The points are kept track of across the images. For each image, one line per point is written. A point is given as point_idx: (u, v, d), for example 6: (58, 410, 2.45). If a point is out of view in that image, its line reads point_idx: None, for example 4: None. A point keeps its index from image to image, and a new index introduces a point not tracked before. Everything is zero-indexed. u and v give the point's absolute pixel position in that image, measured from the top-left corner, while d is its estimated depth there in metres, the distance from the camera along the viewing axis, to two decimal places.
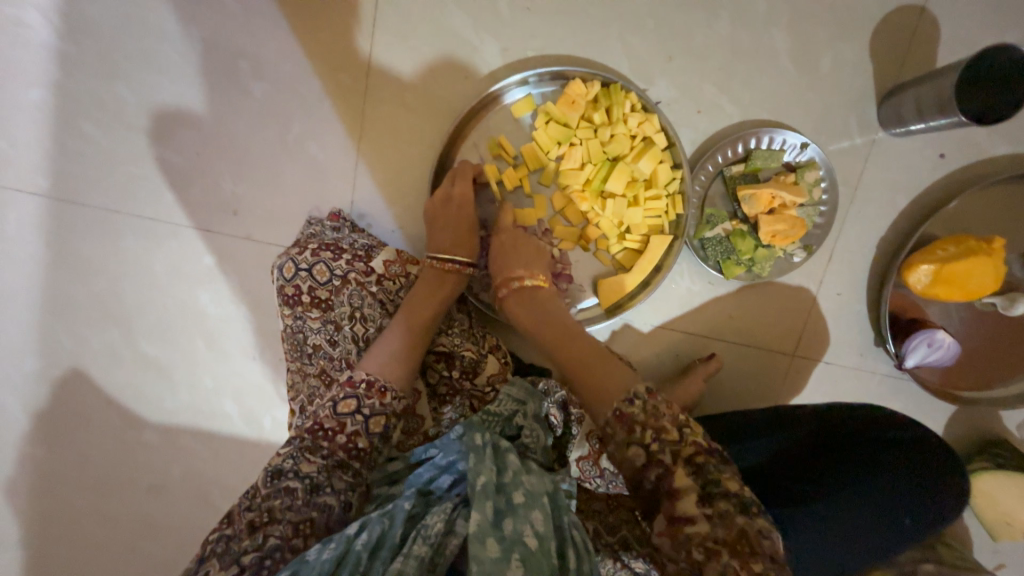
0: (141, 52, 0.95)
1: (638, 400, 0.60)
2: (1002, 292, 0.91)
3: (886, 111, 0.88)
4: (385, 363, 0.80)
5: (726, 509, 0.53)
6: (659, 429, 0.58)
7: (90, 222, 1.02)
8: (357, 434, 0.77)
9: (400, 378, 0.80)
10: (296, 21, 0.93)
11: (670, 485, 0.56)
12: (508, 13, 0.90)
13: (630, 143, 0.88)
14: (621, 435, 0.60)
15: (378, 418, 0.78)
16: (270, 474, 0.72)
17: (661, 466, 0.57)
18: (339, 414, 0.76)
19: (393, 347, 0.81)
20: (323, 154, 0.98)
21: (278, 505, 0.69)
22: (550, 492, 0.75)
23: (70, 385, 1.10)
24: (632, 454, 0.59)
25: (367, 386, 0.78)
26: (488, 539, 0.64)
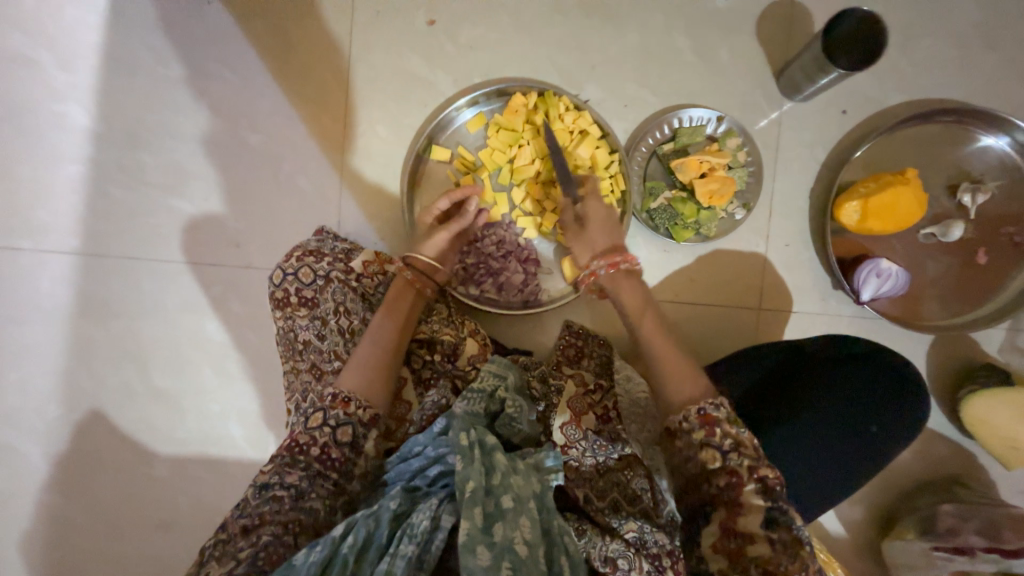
0: (160, 124, 1.15)
1: (724, 409, 0.72)
2: (934, 220, 0.98)
3: (784, 82, 1.02)
4: (353, 380, 0.87)
5: (786, 537, 0.66)
6: (742, 442, 0.70)
7: (113, 271, 1.16)
8: (329, 446, 0.82)
9: (367, 391, 0.86)
10: (284, 82, 1.13)
11: (737, 498, 0.68)
12: (455, 52, 1.09)
13: (570, 136, 1.02)
14: (699, 431, 0.72)
15: (344, 428, 0.83)
16: (257, 488, 0.79)
17: (734, 477, 0.69)
18: (311, 428, 0.83)
19: (361, 365, 0.88)
20: (312, 186, 1.13)
21: (268, 509, 0.76)
22: (538, 493, 0.76)
23: (88, 426, 1.17)
24: (706, 455, 0.71)
25: (333, 398, 0.85)
26: (478, 547, 0.65)
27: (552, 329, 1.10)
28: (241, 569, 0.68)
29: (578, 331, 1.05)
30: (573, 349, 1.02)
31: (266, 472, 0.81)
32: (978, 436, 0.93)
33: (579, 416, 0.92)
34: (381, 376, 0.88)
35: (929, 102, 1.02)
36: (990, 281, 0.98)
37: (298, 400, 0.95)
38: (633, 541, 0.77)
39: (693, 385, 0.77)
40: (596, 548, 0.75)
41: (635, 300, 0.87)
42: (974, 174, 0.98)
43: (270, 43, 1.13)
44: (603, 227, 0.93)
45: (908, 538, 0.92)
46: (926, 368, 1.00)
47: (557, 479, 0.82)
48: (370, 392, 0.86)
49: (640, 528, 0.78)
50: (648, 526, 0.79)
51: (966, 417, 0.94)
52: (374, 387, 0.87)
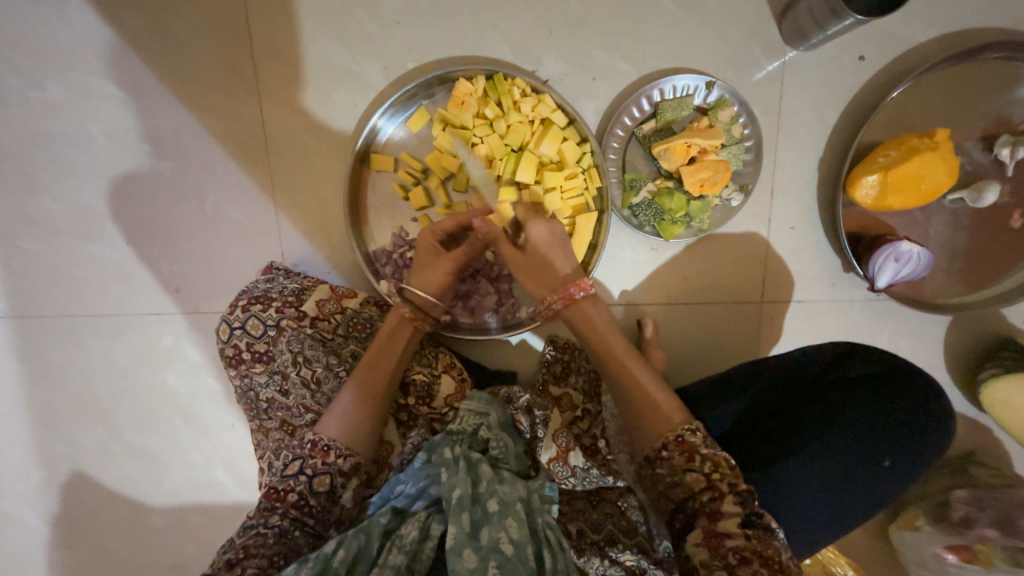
0: (53, 161, 0.98)
1: (701, 433, 0.66)
2: (965, 183, 0.84)
3: (787, 28, 0.82)
4: (337, 422, 0.76)
5: (762, 531, 0.59)
6: (721, 463, 0.63)
7: (52, 331, 1.06)
8: (305, 496, 0.72)
9: (350, 439, 0.75)
10: (185, 93, 0.95)
11: (719, 509, 0.60)
12: (382, 34, 0.90)
13: (530, 128, 0.85)
14: (679, 459, 0.65)
15: (321, 477, 0.73)
16: (243, 527, 0.69)
17: (716, 490, 0.61)
18: (286, 475, 0.73)
19: (347, 405, 0.77)
20: (245, 215, 0.99)
21: (253, 542, 0.67)
22: (524, 497, 0.73)
23: (73, 489, 1.13)
24: (690, 479, 0.63)
25: (313, 446, 0.74)
26: (465, 550, 0.65)
27: (536, 342, 1.01)
28: None
29: (562, 346, 0.96)
30: (558, 365, 0.95)
31: (254, 514, 0.72)
32: (997, 419, 0.87)
33: (567, 450, 0.83)
34: (369, 421, 0.77)
35: (963, 33, 0.83)
36: None
37: (272, 460, 0.84)
38: (632, 569, 0.73)
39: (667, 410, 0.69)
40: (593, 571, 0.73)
41: (595, 323, 0.77)
42: (1015, 122, 0.82)
43: (156, 44, 0.93)
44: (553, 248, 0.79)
45: (918, 526, 0.89)
46: (942, 347, 0.92)
47: (551, 512, 0.76)
48: (356, 441, 0.75)
49: (637, 556, 0.74)
50: (645, 558, 0.74)
51: (985, 400, 0.87)
52: (362, 433, 0.76)
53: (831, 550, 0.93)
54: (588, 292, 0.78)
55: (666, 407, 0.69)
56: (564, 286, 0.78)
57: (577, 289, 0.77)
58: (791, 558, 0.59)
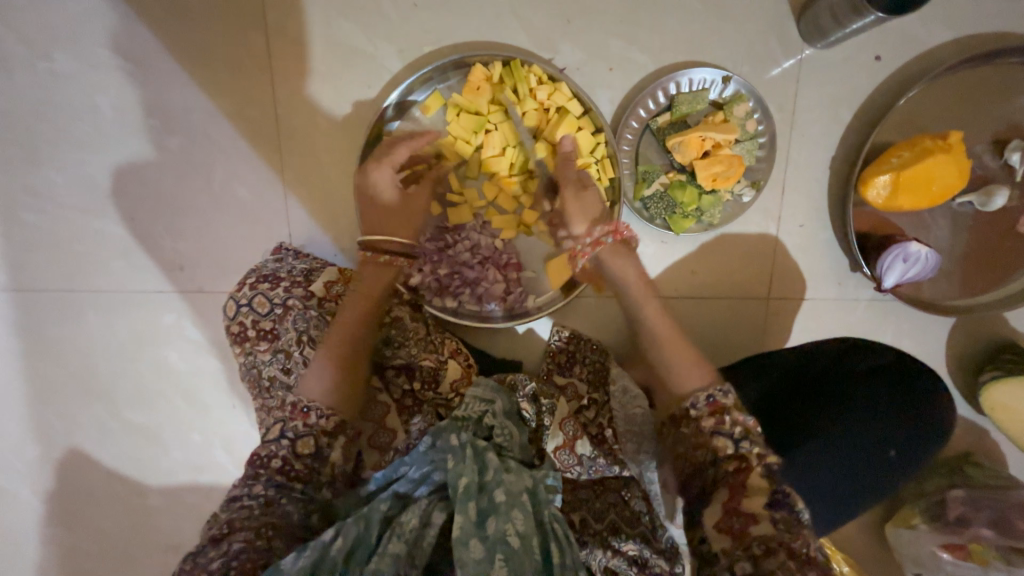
0: (59, 134, 0.97)
1: (731, 396, 0.66)
2: (976, 187, 0.84)
3: (806, 25, 0.83)
4: (314, 384, 0.75)
5: (789, 516, 0.57)
6: (751, 429, 0.63)
7: (52, 305, 1.05)
8: (289, 460, 0.71)
9: (328, 398, 0.74)
10: (197, 69, 0.94)
11: (744, 481, 0.59)
12: (398, 15, 0.89)
13: (544, 116, 0.86)
14: (708, 419, 0.65)
15: (305, 440, 0.72)
16: (227, 502, 0.70)
17: (744, 461, 0.61)
18: (269, 441, 0.72)
19: (323, 366, 0.76)
20: (252, 194, 0.98)
21: (237, 515, 0.67)
22: (530, 488, 0.75)
23: (69, 465, 1.12)
24: (717, 444, 0.63)
25: (293, 408, 0.73)
26: (471, 540, 0.65)
27: (543, 333, 1.01)
28: None
29: (568, 337, 0.96)
30: (564, 355, 0.95)
31: (239, 487, 0.73)
32: (995, 422, 0.88)
33: (572, 438, 0.83)
34: (346, 380, 0.76)
35: (980, 37, 0.83)
36: None
37: None
38: (636, 559, 0.76)
39: (696, 374, 0.70)
40: (595, 562, 0.75)
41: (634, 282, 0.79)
42: None
43: (168, 16, 0.92)
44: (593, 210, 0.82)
45: (912, 524, 0.90)
46: (942, 350, 0.93)
47: (556, 501, 0.77)
48: (335, 400, 0.74)
49: (641, 547, 0.77)
50: (648, 548, 0.77)
51: (984, 402, 0.88)
52: (339, 392, 0.75)
53: (828, 546, 0.94)
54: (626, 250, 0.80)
55: (694, 367, 0.70)
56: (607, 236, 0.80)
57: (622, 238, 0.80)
58: (819, 550, 0.55)
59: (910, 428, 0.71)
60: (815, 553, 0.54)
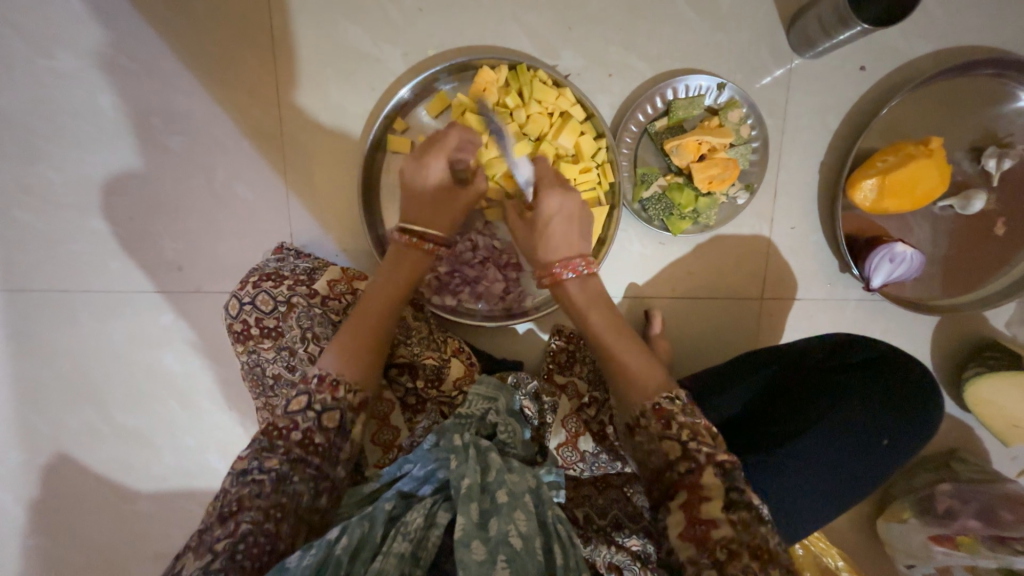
0: (57, 131, 0.96)
1: (679, 401, 0.65)
2: (955, 192, 0.89)
3: (795, 37, 0.87)
4: (342, 355, 0.71)
5: (749, 518, 0.58)
6: (700, 432, 0.63)
7: (42, 305, 1.03)
8: (311, 432, 0.66)
9: (357, 372, 0.71)
10: (200, 67, 0.94)
11: (698, 482, 0.60)
12: (403, 20, 0.91)
13: (549, 120, 0.87)
14: (656, 427, 0.65)
15: (332, 414, 0.67)
16: (236, 473, 0.64)
17: (693, 461, 0.61)
18: (291, 412, 0.66)
19: (350, 339, 0.73)
20: (253, 193, 0.98)
21: (248, 492, 0.62)
22: (533, 488, 0.75)
23: (56, 471, 1.09)
24: (666, 447, 0.63)
25: (320, 381, 0.68)
26: (474, 542, 0.63)
27: (542, 333, 1.03)
28: (218, 564, 0.57)
29: (569, 337, 0.97)
30: (564, 355, 0.96)
31: (245, 457, 0.66)
32: (979, 416, 0.92)
33: (575, 436, 0.88)
34: (373, 357, 0.73)
35: (957, 51, 0.88)
36: (1009, 253, 0.91)
37: None
38: (638, 554, 0.77)
39: (643, 377, 0.69)
40: (601, 559, 0.75)
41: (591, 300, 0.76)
42: (1002, 136, 0.87)
43: (171, 17, 0.93)
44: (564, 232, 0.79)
45: (904, 518, 0.93)
46: (929, 348, 0.97)
47: (556, 497, 0.80)
48: (364, 374, 0.71)
49: (643, 541, 0.78)
50: (650, 542, 0.78)
51: (969, 398, 0.92)
52: (368, 367, 0.72)
53: (822, 540, 0.96)
54: (579, 274, 0.77)
55: (653, 369, 0.70)
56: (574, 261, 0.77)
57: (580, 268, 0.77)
58: (779, 543, 0.58)
59: (903, 418, 0.74)
60: (774, 545, 0.57)
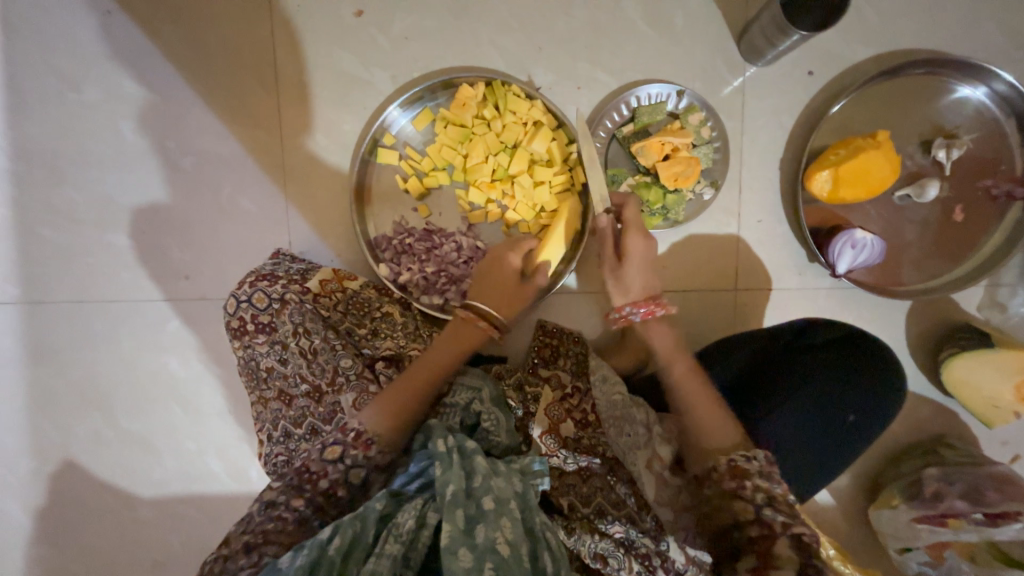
0: (81, 156, 1.07)
1: (757, 462, 0.70)
2: (910, 181, 0.94)
3: (745, 47, 0.95)
4: (381, 416, 0.78)
5: None
6: (774, 495, 0.66)
7: (59, 316, 1.10)
8: (338, 483, 0.77)
9: (389, 435, 0.78)
10: (211, 96, 1.05)
11: (770, 548, 0.63)
12: (391, 47, 1.02)
13: (524, 129, 0.95)
14: (728, 482, 0.69)
15: (358, 469, 0.78)
16: (262, 506, 0.74)
17: (767, 528, 0.64)
18: (326, 459, 0.76)
19: (391, 401, 0.79)
20: (256, 206, 1.06)
21: (272, 528, 0.72)
22: (520, 493, 0.74)
23: (63, 479, 1.13)
24: (738, 507, 0.67)
25: (356, 435, 0.77)
26: (460, 549, 0.64)
27: (527, 330, 1.07)
28: None
29: (551, 331, 1.01)
30: (547, 350, 0.99)
31: (273, 491, 0.76)
32: (959, 398, 0.93)
33: (557, 425, 0.89)
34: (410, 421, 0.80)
35: (897, 54, 0.96)
36: (971, 238, 0.95)
37: (270, 430, 0.87)
38: (621, 540, 0.78)
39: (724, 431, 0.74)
40: (586, 547, 0.76)
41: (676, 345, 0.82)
42: (949, 129, 0.93)
43: (187, 55, 1.04)
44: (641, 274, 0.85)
45: (895, 505, 0.91)
46: (904, 334, 0.99)
47: (541, 484, 0.79)
48: (392, 437, 0.78)
49: (626, 528, 0.79)
50: (633, 529, 0.79)
51: (947, 380, 0.93)
52: (402, 429, 0.79)
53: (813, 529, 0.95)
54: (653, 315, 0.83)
55: (730, 431, 0.74)
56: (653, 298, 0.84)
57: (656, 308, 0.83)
58: None
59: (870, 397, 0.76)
60: None
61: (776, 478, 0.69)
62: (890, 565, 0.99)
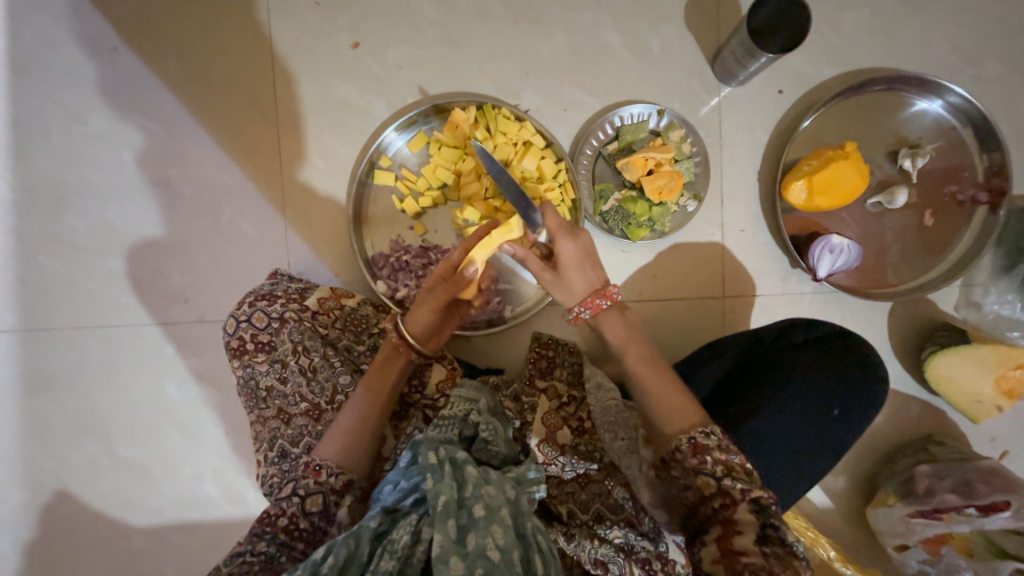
0: (84, 185, 1.09)
1: (715, 437, 0.70)
2: (881, 189, 0.99)
3: (718, 69, 1.02)
4: (330, 444, 0.79)
5: (782, 552, 0.62)
6: (734, 468, 0.68)
7: (56, 343, 1.10)
8: (296, 516, 0.76)
9: (338, 460, 0.78)
10: (212, 125, 1.09)
11: (732, 516, 0.65)
12: (386, 76, 1.07)
13: (514, 148, 1.00)
14: (691, 460, 0.70)
15: (314, 498, 0.76)
16: (231, 554, 0.73)
17: (728, 496, 0.66)
18: (280, 498, 0.76)
19: (337, 428, 0.80)
20: (255, 229, 1.09)
21: (238, 569, 0.70)
22: (512, 499, 0.75)
23: (55, 510, 1.11)
24: (701, 482, 0.69)
25: (305, 466, 0.78)
26: (452, 558, 0.65)
27: (524, 343, 1.09)
28: None
29: (548, 342, 1.03)
30: (544, 360, 1.00)
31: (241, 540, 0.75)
32: (943, 395, 0.96)
33: (553, 433, 0.90)
34: (359, 444, 0.80)
35: (859, 72, 1.03)
36: (942, 241, 1.00)
37: (267, 450, 0.86)
38: (623, 546, 0.79)
39: (684, 414, 0.74)
40: (585, 552, 0.76)
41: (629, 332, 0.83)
42: (913, 139, 0.99)
43: (189, 87, 1.09)
44: (582, 271, 0.82)
45: (890, 503, 0.93)
46: (887, 334, 1.03)
47: (538, 492, 0.80)
48: (341, 461, 0.78)
49: (625, 532, 0.80)
50: (632, 532, 0.80)
51: (931, 377, 0.96)
52: (352, 453, 0.79)
53: (812, 531, 0.96)
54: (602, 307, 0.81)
55: (689, 408, 0.74)
56: (600, 291, 0.82)
57: (602, 301, 0.81)
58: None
59: (860, 397, 0.78)
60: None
61: (734, 450, 0.70)
62: (892, 566, 1.00)
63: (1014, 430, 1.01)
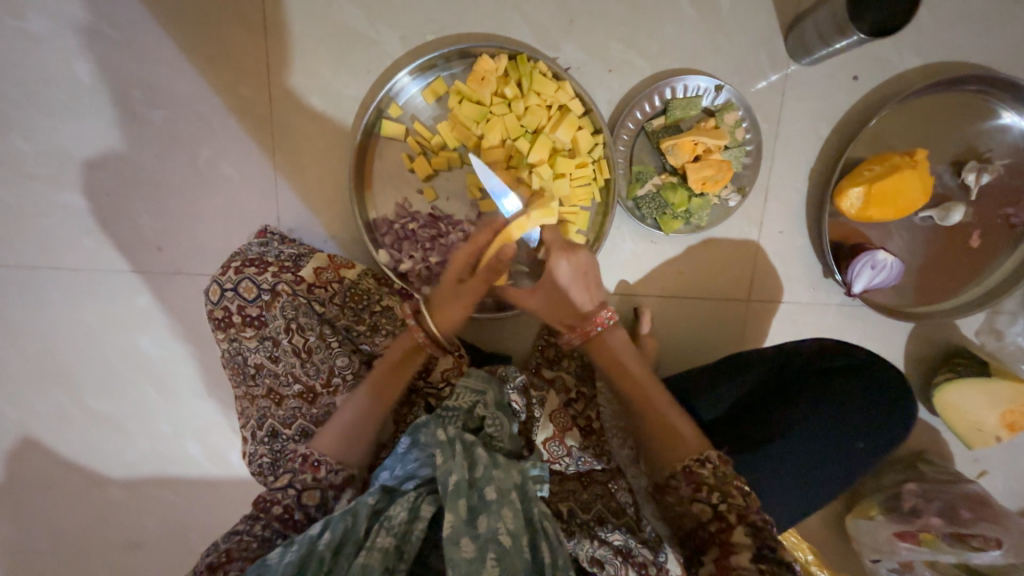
0: (28, 98, 0.91)
1: (709, 464, 0.66)
2: (936, 204, 0.92)
3: (792, 42, 0.88)
4: (332, 440, 0.72)
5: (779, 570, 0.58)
6: (730, 493, 0.64)
7: (9, 282, 0.98)
8: (291, 509, 0.68)
9: (342, 457, 0.72)
10: (185, 39, 0.90)
11: (727, 538, 0.62)
12: (402, 2, 0.89)
13: (547, 113, 0.86)
14: (686, 488, 0.66)
15: (311, 491, 0.69)
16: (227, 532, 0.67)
17: (723, 521, 0.63)
18: (275, 488, 0.70)
19: (342, 423, 0.73)
20: (239, 173, 0.95)
21: (235, 547, 0.64)
22: (519, 484, 0.70)
23: (22, 456, 1.05)
24: (696, 509, 0.65)
25: (303, 459, 0.71)
26: (462, 539, 0.60)
27: (533, 329, 1.03)
28: None
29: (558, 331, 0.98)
30: (552, 350, 0.97)
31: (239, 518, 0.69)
32: (946, 420, 0.95)
33: (561, 431, 0.86)
34: (365, 441, 0.74)
35: (944, 65, 0.91)
36: (983, 265, 0.94)
37: (256, 429, 0.81)
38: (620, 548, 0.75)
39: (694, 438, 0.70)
40: (584, 551, 0.72)
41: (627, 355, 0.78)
42: (982, 151, 0.90)
43: None
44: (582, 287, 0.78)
45: (872, 516, 0.97)
46: (903, 354, 1.00)
47: (541, 490, 0.76)
48: (345, 458, 0.72)
49: (625, 536, 0.77)
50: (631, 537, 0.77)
51: (937, 402, 0.95)
52: (356, 449, 0.73)
53: (796, 536, 1.01)
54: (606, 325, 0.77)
55: (692, 431, 0.70)
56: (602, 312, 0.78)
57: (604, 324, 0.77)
58: None
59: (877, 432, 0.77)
60: None
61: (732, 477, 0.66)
62: (860, 568, 1.05)
63: (998, 453, 1.03)
